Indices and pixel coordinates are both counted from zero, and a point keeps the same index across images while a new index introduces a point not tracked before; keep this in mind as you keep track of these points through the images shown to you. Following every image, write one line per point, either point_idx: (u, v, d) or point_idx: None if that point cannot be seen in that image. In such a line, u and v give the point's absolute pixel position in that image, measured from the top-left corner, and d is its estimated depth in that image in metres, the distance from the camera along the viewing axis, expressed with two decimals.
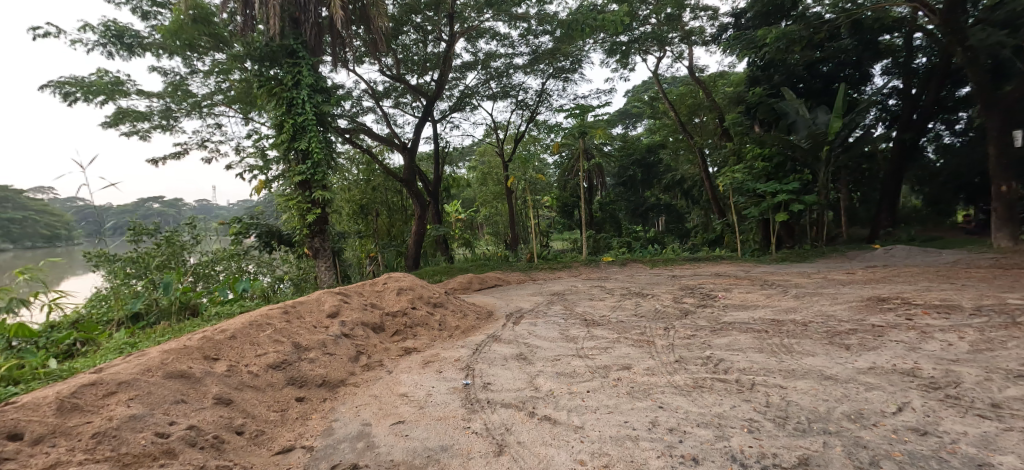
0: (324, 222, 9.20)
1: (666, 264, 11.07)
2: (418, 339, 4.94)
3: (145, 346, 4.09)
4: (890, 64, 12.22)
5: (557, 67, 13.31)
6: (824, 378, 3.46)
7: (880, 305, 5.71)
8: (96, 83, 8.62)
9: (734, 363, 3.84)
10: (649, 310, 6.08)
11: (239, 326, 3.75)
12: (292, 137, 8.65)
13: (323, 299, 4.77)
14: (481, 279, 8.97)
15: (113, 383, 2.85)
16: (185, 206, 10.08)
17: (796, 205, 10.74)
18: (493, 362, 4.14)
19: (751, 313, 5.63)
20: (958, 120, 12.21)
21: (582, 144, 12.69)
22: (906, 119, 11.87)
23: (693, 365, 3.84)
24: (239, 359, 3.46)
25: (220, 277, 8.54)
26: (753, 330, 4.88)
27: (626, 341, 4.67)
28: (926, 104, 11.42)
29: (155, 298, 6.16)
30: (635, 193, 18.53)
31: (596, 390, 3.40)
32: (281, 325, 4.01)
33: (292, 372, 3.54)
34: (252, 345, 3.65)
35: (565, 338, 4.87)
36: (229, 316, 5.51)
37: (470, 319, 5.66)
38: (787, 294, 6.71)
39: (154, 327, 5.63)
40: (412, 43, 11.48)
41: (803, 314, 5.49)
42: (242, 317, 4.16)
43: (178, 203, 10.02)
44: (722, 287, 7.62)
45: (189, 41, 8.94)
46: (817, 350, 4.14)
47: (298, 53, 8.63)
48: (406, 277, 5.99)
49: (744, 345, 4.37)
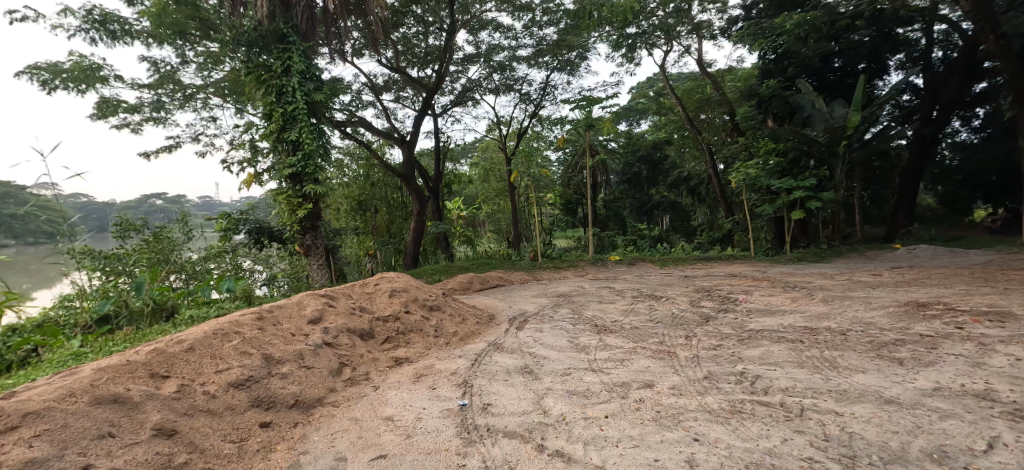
0: (316, 218, 8.72)
1: (676, 264, 10.54)
2: (411, 347, 4.44)
3: (93, 358, 3.57)
4: (903, 58, 11.85)
5: (563, 60, 12.77)
6: (885, 402, 2.94)
7: (923, 312, 5.16)
8: (73, 69, 8.10)
9: (774, 381, 3.31)
10: (666, 314, 5.55)
11: (200, 337, 3.21)
12: (282, 127, 8.16)
13: (305, 303, 4.29)
14: (482, 279, 8.44)
15: (15, 416, 2.34)
16: (188, 203, 9.67)
17: (815, 203, 10.21)
18: (495, 377, 3.62)
19: (781, 320, 5.10)
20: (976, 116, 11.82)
21: (589, 139, 12.23)
22: (923, 114, 11.36)
23: (726, 383, 3.31)
24: (196, 375, 2.93)
25: (214, 274, 8.41)
26: (786, 340, 4.35)
27: (644, 351, 4.15)
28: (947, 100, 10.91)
29: (124, 298, 5.54)
30: (640, 190, 17.46)
31: (616, 415, 2.87)
32: (253, 333, 3.49)
33: (258, 391, 3.00)
34: (217, 359, 3.11)
35: (574, 347, 4.35)
36: (203, 319, 5.00)
37: (469, 324, 5.16)
38: (814, 297, 6.20)
39: (122, 332, 5.13)
40: (413, 37, 11.00)
41: (839, 322, 4.94)
42: (209, 323, 3.65)
43: (181, 200, 9.65)
44: (741, 288, 7.09)
45: (175, 26, 8.45)
46: (866, 365, 3.61)
47: (289, 37, 8.15)
48: (401, 277, 5.45)
49: (779, 358, 3.84)
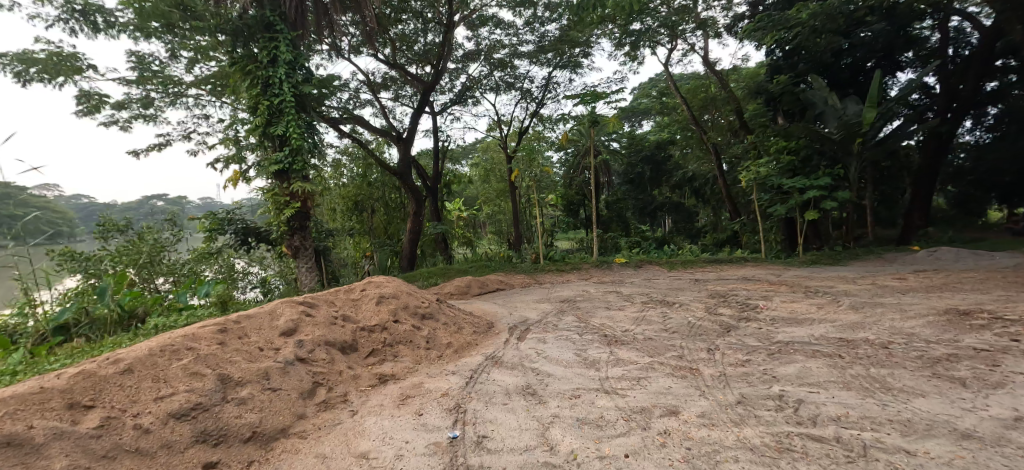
0: (305, 218, 8.20)
1: (685, 266, 10.05)
2: (399, 361, 3.93)
3: (26, 378, 3.12)
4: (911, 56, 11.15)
5: (567, 57, 12.25)
6: (960, 438, 2.46)
7: (968, 322, 4.64)
8: (45, 59, 7.57)
9: (821, 408, 2.81)
10: (681, 323, 5.05)
11: (142, 354, 2.79)
12: (267, 121, 7.67)
13: (280, 312, 3.78)
14: (481, 283, 7.96)
15: None
16: (189, 203, 9.26)
17: (830, 203, 9.72)
18: (492, 399, 3.13)
19: (811, 330, 4.58)
20: (986, 115, 11.23)
21: (594, 136, 11.71)
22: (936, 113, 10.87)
23: (763, 410, 2.81)
24: (129, 404, 2.57)
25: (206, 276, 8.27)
26: (822, 354, 3.84)
27: (661, 368, 3.65)
28: (964, 96, 10.27)
29: (85, 305, 5.04)
30: (643, 191, 16.78)
31: (638, 454, 2.43)
32: (210, 349, 3.03)
33: (206, 422, 2.62)
34: (160, 382, 2.72)
35: (582, 362, 3.85)
36: (170, 329, 4.50)
37: (465, 335, 4.66)
38: (840, 304, 5.71)
39: (83, 343, 4.64)
40: (412, 33, 10.47)
41: (876, 333, 4.44)
42: (165, 333, 3.22)
43: (183, 200, 9.28)
44: (759, 294, 6.56)
45: (157, 16, 7.95)
46: (924, 386, 3.12)
47: (276, 26, 7.65)
48: (390, 282, 4.95)
49: (820, 377, 3.33)
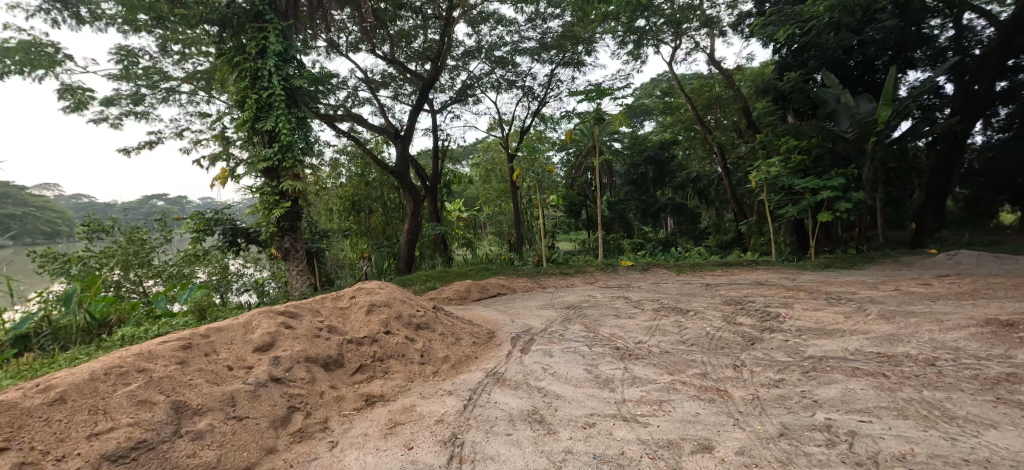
0: (295, 217, 7.78)
1: (694, 270, 9.62)
2: (389, 379, 3.51)
3: None
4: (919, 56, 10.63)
5: (569, 55, 11.83)
6: None
7: (1016, 335, 4.21)
8: (19, 53, 7.15)
9: (877, 445, 2.42)
10: (699, 334, 4.63)
11: (79, 381, 2.49)
12: (256, 116, 7.24)
13: (257, 324, 3.38)
14: (481, 287, 7.53)
15: None
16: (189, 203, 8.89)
17: (844, 204, 9.26)
18: (494, 428, 2.75)
19: (843, 344, 4.16)
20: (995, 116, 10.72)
21: (597, 134, 11.27)
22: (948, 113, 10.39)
23: (812, 446, 2.44)
24: (57, 443, 2.27)
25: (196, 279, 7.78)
26: (863, 373, 3.43)
27: (685, 389, 3.23)
28: (978, 94, 9.79)
29: (49, 313, 4.64)
30: (646, 192, 16.39)
31: None
32: (165, 371, 2.70)
33: (149, 464, 2.30)
34: (99, 413, 2.42)
35: (594, 381, 3.44)
36: (137, 342, 4.07)
37: (464, 347, 4.23)
38: (868, 312, 5.28)
39: (47, 356, 4.22)
40: (411, 29, 10.07)
41: (917, 346, 4.02)
42: (122, 350, 2.89)
43: (183, 200, 8.89)
44: (777, 301, 6.13)
45: (145, 9, 7.58)
46: (991, 414, 2.71)
47: (265, 16, 7.22)
48: (382, 288, 4.53)
49: (868, 401, 2.92)
